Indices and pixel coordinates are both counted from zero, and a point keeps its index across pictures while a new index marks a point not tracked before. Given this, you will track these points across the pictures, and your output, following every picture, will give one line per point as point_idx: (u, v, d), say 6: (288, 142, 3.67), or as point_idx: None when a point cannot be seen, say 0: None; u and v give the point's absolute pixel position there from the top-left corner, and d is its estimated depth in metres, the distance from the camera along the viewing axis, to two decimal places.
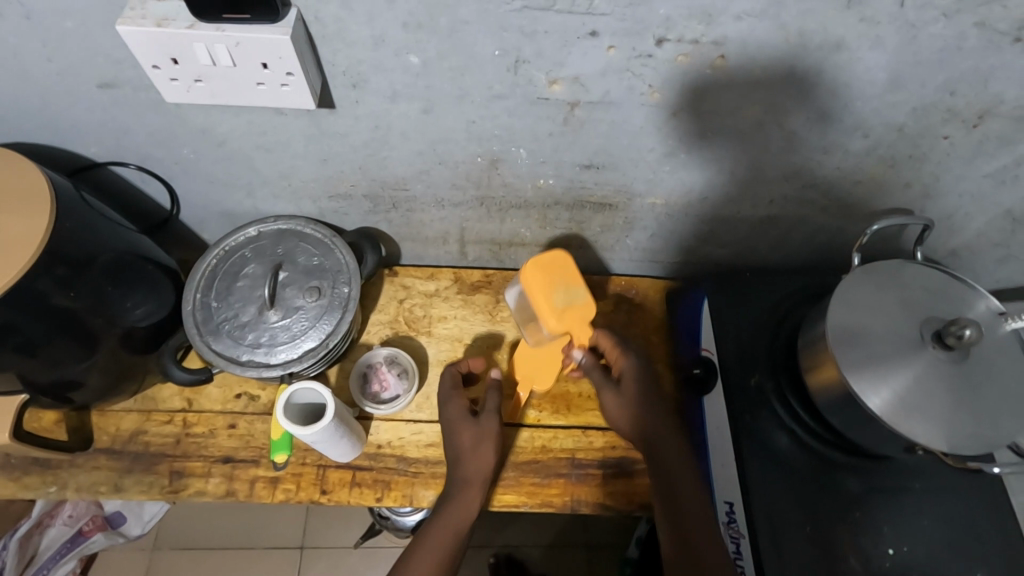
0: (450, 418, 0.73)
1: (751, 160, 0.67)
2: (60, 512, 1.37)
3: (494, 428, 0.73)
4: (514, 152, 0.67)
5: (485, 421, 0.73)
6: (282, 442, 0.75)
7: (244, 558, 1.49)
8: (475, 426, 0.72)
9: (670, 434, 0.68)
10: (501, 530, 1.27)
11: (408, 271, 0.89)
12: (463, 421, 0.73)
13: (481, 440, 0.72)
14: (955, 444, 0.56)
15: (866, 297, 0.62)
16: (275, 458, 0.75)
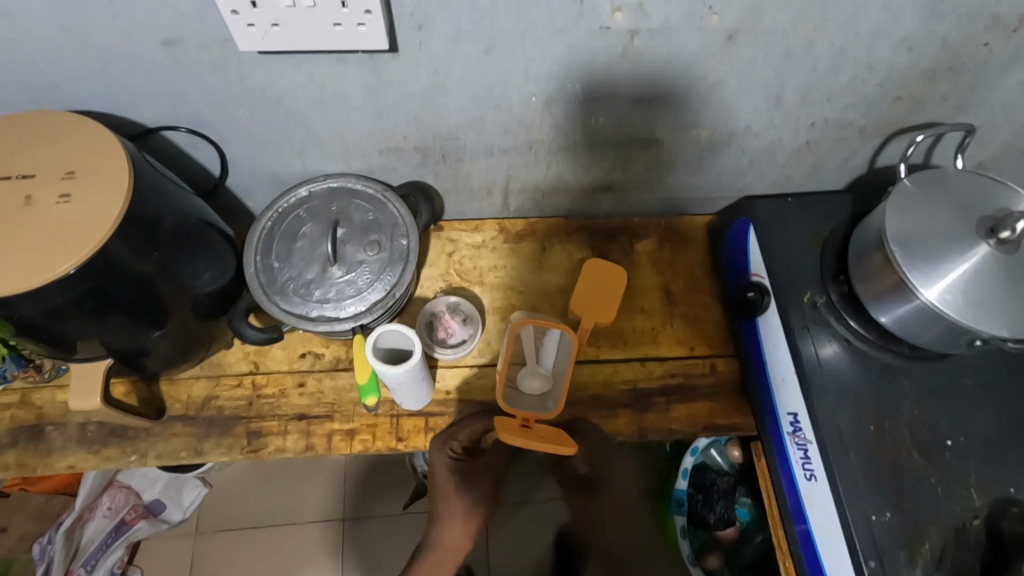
0: (439, 466, 0.82)
1: (798, 83, 0.69)
2: (100, 504, 1.38)
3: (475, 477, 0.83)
4: (568, 89, 0.68)
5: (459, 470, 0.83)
6: (371, 385, 0.76)
7: (288, 535, 1.52)
8: (450, 469, 0.83)
9: None
10: (539, 488, 1.31)
11: (453, 225, 0.91)
12: (445, 466, 0.83)
13: (456, 482, 0.83)
14: (1016, 330, 0.60)
15: (919, 204, 0.66)
16: (366, 402, 0.77)
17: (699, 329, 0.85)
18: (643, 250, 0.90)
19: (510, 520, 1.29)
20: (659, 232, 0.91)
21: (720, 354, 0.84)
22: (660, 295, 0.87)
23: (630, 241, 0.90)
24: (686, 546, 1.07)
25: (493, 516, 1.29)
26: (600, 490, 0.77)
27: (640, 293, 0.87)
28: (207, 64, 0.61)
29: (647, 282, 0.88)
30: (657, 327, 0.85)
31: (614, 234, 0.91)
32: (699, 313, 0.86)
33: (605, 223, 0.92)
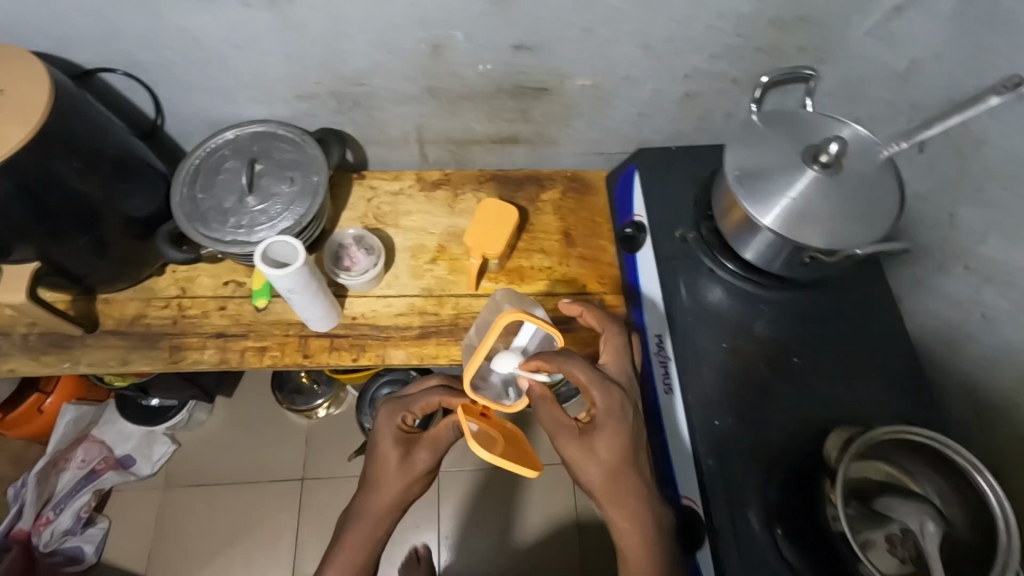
0: (384, 432, 0.73)
1: (662, 32, 0.76)
2: (74, 455, 1.39)
3: (427, 461, 0.71)
4: (453, 36, 0.76)
5: (420, 453, 0.71)
6: (264, 289, 0.85)
7: (253, 493, 1.48)
8: (405, 453, 0.71)
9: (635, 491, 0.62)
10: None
11: (375, 174, 0.99)
12: (395, 449, 0.71)
13: (406, 469, 0.71)
14: (831, 243, 0.67)
15: (761, 137, 0.73)
16: (257, 304, 0.86)
17: (593, 269, 0.92)
18: (548, 199, 0.97)
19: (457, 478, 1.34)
20: (565, 183, 0.99)
21: (609, 291, 0.90)
22: (559, 238, 0.94)
23: (537, 190, 0.98)
24: None
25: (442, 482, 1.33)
26: (605, 438, 0.61)
27: (541, 236, 0.94)
28: (130, 6, 0.70)
29: (548, 226, 0.95)
30: (554, 266, 0.92)
31: (524, 184, 0.98)
32: (595, 255, 0.93)
33: (516, 173, 0.99)
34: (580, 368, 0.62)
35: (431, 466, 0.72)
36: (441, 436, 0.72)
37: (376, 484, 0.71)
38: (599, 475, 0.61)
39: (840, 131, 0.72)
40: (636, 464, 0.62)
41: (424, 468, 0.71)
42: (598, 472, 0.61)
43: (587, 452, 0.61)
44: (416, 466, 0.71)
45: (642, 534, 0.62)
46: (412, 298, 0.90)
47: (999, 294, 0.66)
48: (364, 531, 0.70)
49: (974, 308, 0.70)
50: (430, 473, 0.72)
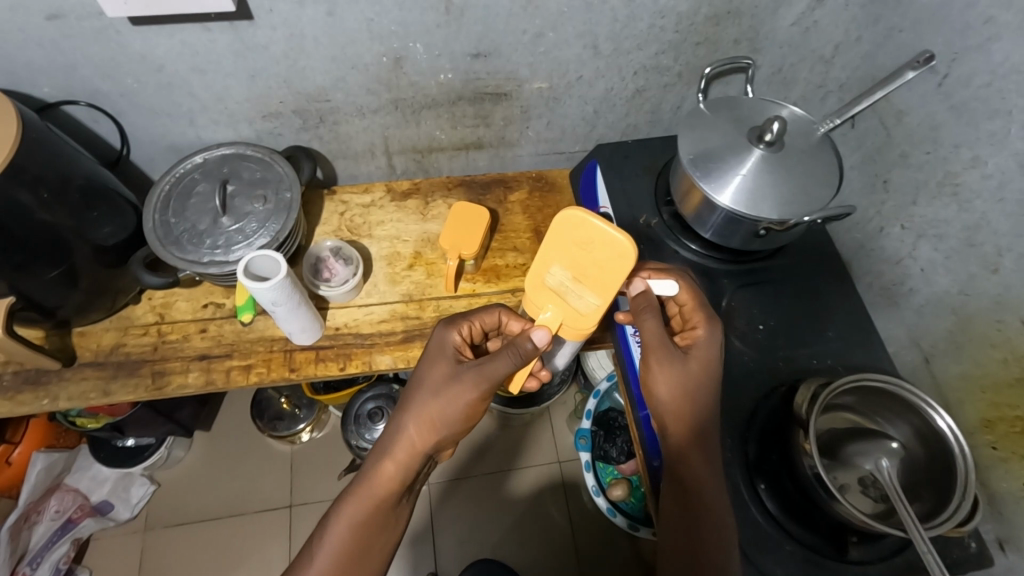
0: (442, 353, 0.70)
1: (608, 33, 0.82)
2: (46, 507, 1.32)
3: (476, 385, 0.66)
4: (412, 48, 0.80)
5: (469, 373, 0.66)
6: (248, 304, 0.82)
7: (240, 525, 1.45)
8: (451, 372, 0.68)
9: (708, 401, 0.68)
10: (479, 460, 1.41)
11: (345, 188, 1.01)
12: (448, 364, 0.69)
13: (448, 387, 0.66)
14: (782, 213, 0.72)
15: (708, 122, 0.78)
16: (243, 319, 0.83)
17: None
18: (516, 200, 1.01)
19: (453, 491, 1.37)
20: (530, 183, 1.03)
21: None
22: (530, 235, 0.98)
23: (505, 192, 1.02)
24: (592, 478, 1.18)
25: (437, 489, 1.37)
26: (698, 361, 0.68)
27: (513, 234, 0.98)
28: (91, 36, 0.72)
29: (519, 225, 0.99)
30: (527, 262, 0.96)
31: (491, 187, 1.02)
32: None
33: (482, 178, 1.03)
34: (695, 291, 0.71)
35: (478, 394, 0.66)
36: (497, 361, 0.66)
37: (414, 407, 0.67)
38: (677, 392, 0.67)
39: (778, 113, 0.79)
40: (716, 393, 0.68)
41: (470, 391, 0.66)
42: (680, 391, 0.67)
43: (681, 371, 0.67)
44: (459, 387, 0.66)
45: (695, 437, 0.68)
46: (392, 304, 0.92)
47: (933, 247, 0.73)
48: (386, 477, 0.67)
49: (912, 263, 0.77)
50: (477, 401, 0.66)
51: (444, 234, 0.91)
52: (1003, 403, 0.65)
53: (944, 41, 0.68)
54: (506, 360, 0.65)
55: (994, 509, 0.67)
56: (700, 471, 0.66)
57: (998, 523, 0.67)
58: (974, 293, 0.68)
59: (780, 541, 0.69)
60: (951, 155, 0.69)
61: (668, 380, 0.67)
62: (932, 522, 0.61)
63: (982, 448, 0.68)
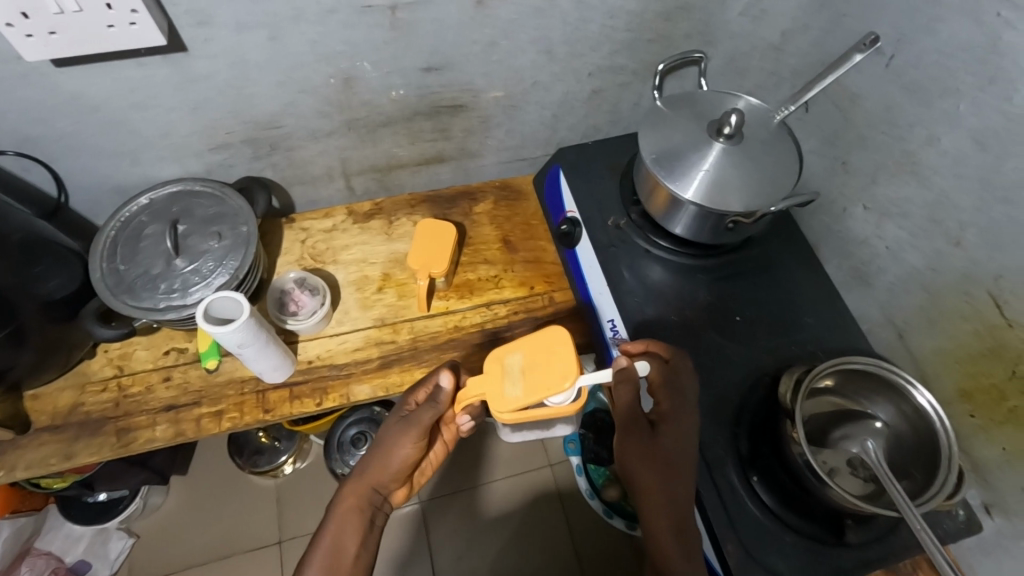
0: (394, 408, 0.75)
1: (560, 38, 0.81)
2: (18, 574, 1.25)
3: (409, 435, 0.71)
4: (361, 67, 0.77)
5: (404, 422, 0.72)
6: (212, 349, 0.82)
7: (226, 569, 1.38)
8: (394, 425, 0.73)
9: (680, 474, 0.66)
10: (469, 475, 1.38)
11: (304, 216, 0.98)
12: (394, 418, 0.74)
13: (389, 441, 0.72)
14: (749, 205, 0.72)
15: (668, 120, 0.78)
16: (208, 364, 0.82)
17: (540, 270, 0.95)
18: (482, 211, 1.00)
19: (446, 509, 1.35)
20: (495, 193, 1.01)
21: (558, 288, 0.93)
22: (499, 245, 0.97)
23: (469, 204, 1.00)
24: (584, 482, 1.17)
25: (429, 508, 1.35)
26: (670, 435, 0.67)
27: (482, 246, 0.97)
28: (13, 81, 0.67)
29: (487, 236, 0.97)
30: (499, 274, 0.94)
31: (455, 200, 1.00)
32: (538, 256, 0.96)
33: (445, 192, 1.01)
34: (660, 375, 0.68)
35: (412, 440, 0.71)
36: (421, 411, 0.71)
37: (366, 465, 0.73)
38: (648, 463, 0.66)
39: (734, 104, 0.79)
40: (680, 465, 0.66)
41: (406, 442, 0.71)
42: (646, 464, 0.66)
43: (655, 445, 0.66)
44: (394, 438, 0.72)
45: (666, 509, 0.65)
46: (365, 331, 0.89)
47: (898, 225, 0.74)
48: (352, 500, 0.72)
49: (879, 242, 0.78)
50: (415, 447, 0.72)
51: (411, 252, 0.88)
52: (979, 373, 0.67)
53: (891, 22, 0.69)
54: (427, 410, 0.70)
55: (979, 477, 0.69)
56: (663, 541, 0.65)
57: (985, 489, 0.68)
58: (942, 268, 0.69)
59: (778, 533, 0.69)
60: (907, 134, 0.70)
61: (631, 457, 0.67)
62: (922, 499, 0.61)
63: (963, 418, 0.70)
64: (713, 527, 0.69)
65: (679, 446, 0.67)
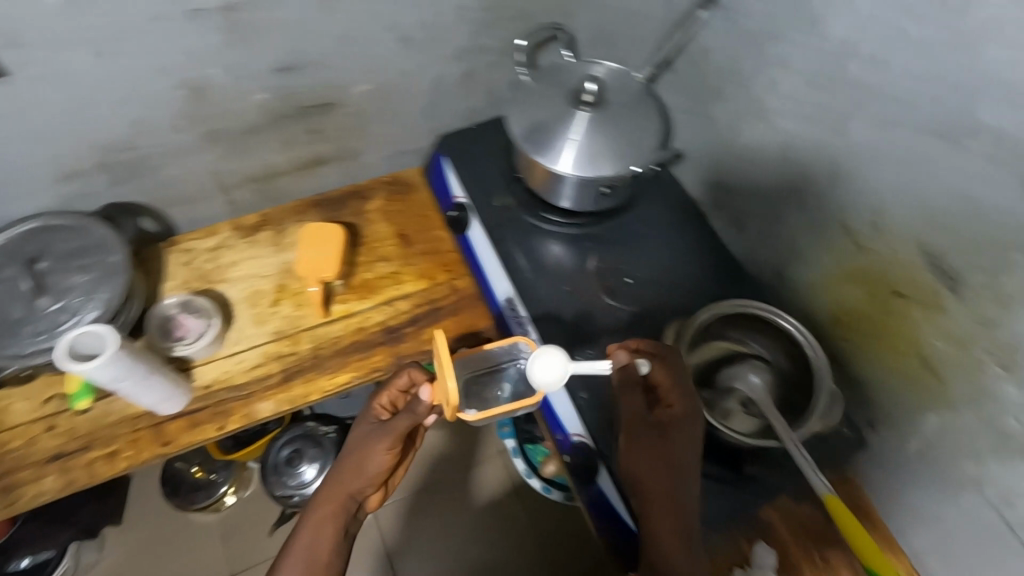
0: (364, 418, 0.74)
1: (417, 24, 0.80)
2: None
3: (385, 441, 0.71)
4: (209, 74, 0.74)
5: (379, 431, 0.71)
6: (82, 389, 0.78)
7: None
8: (369, 433, 0.72)
9: (685, 478, 0.64)
10: None
11: (186, 237, 0.93)
12: (369, 426, 0.73)
13: (363, 449, 0.71)
14: (617, 169, 0.74)
15: (532, 94, 0.78)
16: (78, 406, 0.78)
17: (440, 259, 0.94)
18: (374, 208, 0.98)
19: None
20: (386, 189, 1.00)
21: (459, 274, 0.93)
22: (396, 240, 0.95)
23: (361, 203, 0.98)
24: (522, 462, 1.17)
25: None
26: (679, 433, 0.64)
27: (378, 244, 0.95)
28: None
29: (382, 233, 0.96)
30: (397, 270, 0.93)
31: (346, 200, 0.98)
32: (436, 246, 0.95)
33: (335, 193, 0.99)
34: (672, 369, 0.66)
35: (387, 447, 0.70)
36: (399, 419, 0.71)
37: (342, 473, 0.72)
38: (652, 467, 0.64)
39: (597, 71, 0.80)
40: (687, 470, 0.64)
41: (381, 448, 0.71)
42: (651, 469, 0.64)
43: (662, 448, 0.64)
44: (368, 445, 0.71)
45: (669, 513, 0.63)
46: (263, 346, 0.86)
47: (761, 171, 0.77)
48: (330, 508, 0.71)
49: (749, 189, 0.81)
50: (389, 454, 0.71)
51: (298, 259, 0.85)
52: (847, 299, 0.71)
53: None
54: (405, 417, 0.70)
55: (859, 397, 0.74)
56: (663, 545, 0.62)
57: (868, 407, 0.73)
58: (801, 205, 0.73)
59: None
60: (753, 82, 0.73)
61: (635, 462, 0.64)
62: (799, 423, 0.66)
63: (840, 344, 0.74)
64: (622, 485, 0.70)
65: (689, 447, 0.64)
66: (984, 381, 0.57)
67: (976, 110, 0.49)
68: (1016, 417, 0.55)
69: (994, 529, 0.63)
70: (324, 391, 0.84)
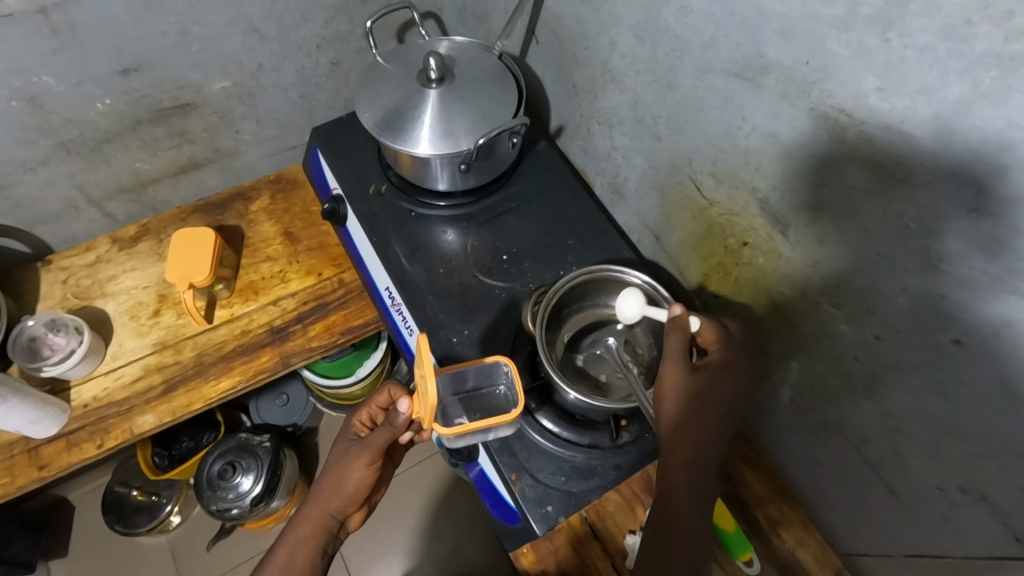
0: (345, 436, 0.66)
1: (261, 14, 0.78)
2: None
3: (363, 457, 0.62)
4: (40, 83, 0.71)
5: (356, 448, 0.63)
6: None
7: None
8: (348, 451, 0.64)
9: (707, 426, 0.55)
10: None
11: (62, 255, 0.90)
12: (349, 445, 0.65)
13: (341, 466, 0.63)
14: (471, 142, 0.72)
15: (381, 76, 0.77)
16: None
17: (327, 254, 0.92)
18: (259, 208, 0.96)
19: None
20: (271, 187, 0.98)
21: (347, 268, 0.91)
22: (281, 239, 0.93)
23: (244, 204, 0.96)
24: None
25: None
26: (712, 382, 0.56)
27: (263, 243, 0.93)
28: None
29: (268, 233, 0.94)
30: (283, 268, 0.91)
31: (229, 202, 0.96)
32: (323, 241, 0.94)
33: (217, 196, 0.96)
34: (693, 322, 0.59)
35: (366, 463, 0.62)
36: (373, 436, 0.62)
37: (319, 491, 0.63)
38: (689, 407, 0.55)
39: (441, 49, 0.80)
40: (706, 423, 0.55)
41: (359, 468, 0.62)
42: (679, 413, 0.55)
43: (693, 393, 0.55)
44: (347, 464, 0.63)
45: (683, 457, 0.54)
46: (144, 359, 0.84)
47: (621, 133, 0.76)
48: (308, 525, 0.62)
49: (617, 153, 0.80)
50: (369, 471, 0.63)
51: (169, 264, 0.83)
52: (709, 254, 0.70)
53: None
54: (383, 431, 0.61)
55: None
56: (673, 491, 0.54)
57: None
58: (658, 164, 0.72)
59: (563, 455, 0.69)
60: (597, 44, 0.72)
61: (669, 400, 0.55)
62: None
63: (713, 301, 0.74)
64: (497, 462, 0.69)
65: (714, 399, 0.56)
66: (825, 322, 0.56)
67: (762, 49, 0.48)
68: (854, 355, 0.55)
69: (861, 473, 0.62)
70: (207, 398, 0.82)
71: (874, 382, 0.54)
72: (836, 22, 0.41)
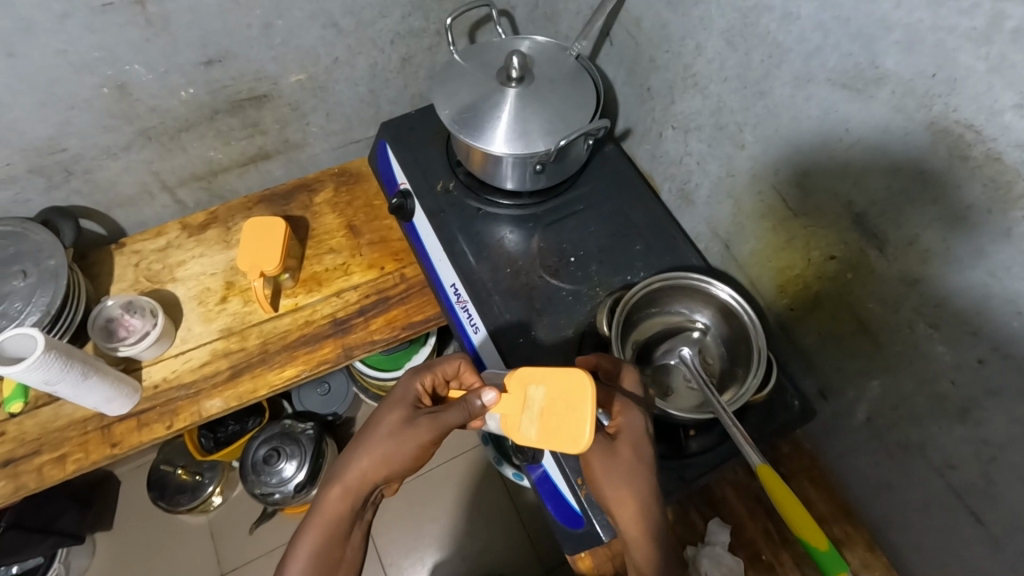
0: (399, 400, 0.57)
1: (343, 9, 0.79)
2: None
3: (428, 435, 0.53)
4: (130, 71, 0.73)
5: (422, 421, 0.53)
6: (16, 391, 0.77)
7: None
8: (407, 422, 0.54)
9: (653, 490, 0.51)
10: None
11: (133, 239, 0.92)
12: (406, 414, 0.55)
13: (397, 440, 0.53)
14: (549, 143, 0.72)
15: (460, 72, 0.77)
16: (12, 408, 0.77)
17: (389, 249, 0.93)
18: (323, 201, 0.97)
19: None
20: (334, 180, 0.99)
21: (408, 263, 0.92)
22: (343, 232, 0.94)
23: (308, 196, 0.97)
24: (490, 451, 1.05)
25: None
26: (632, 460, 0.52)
27: (326, 236, 0.94)
28: None
29: (330, 226, 0.95)
30: (346, 261, 0.92)
31: (294, 193, 0.97)
32: (385, 236, 0.94)
33: (283, 187, 0.98)
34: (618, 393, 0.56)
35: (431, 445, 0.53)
36: (445, 415, 0.53)
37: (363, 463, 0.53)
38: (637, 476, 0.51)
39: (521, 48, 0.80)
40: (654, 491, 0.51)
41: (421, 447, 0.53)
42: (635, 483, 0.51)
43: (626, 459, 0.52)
44: (408, 437, 0.53)
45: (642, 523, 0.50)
46: (211, 344, 0.86)
47: (697, 139, 0.75)
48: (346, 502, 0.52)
49: (690, 159, 0.79)
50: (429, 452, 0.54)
51: (241, 252, 0.84)
52: (786, 266, 0.69)
53: None
54: (457, 413, 0.53)
55: (807, 365, 0.72)
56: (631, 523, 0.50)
57: (817, 376, 0.71)
58: (737, 172, 0.71)
59: None
60: (681, 48, 0.70)
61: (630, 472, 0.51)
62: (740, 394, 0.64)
63: (784, 314, 0.72)
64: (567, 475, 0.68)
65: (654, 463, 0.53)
66: (918, 342, 0.55)
67: (878, 59, 0.47)
68: (950, 379, 0.53)
69: (941, 499, 0.60)
70: (271, 385, 0.84)
71: (970, 407, 0.52)
72: (974, 33, 0.40)
